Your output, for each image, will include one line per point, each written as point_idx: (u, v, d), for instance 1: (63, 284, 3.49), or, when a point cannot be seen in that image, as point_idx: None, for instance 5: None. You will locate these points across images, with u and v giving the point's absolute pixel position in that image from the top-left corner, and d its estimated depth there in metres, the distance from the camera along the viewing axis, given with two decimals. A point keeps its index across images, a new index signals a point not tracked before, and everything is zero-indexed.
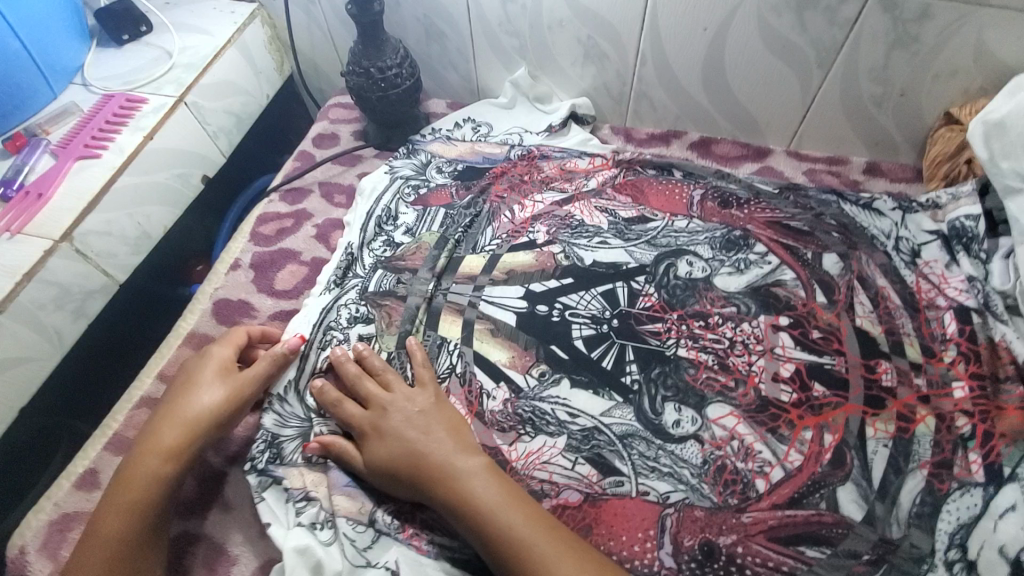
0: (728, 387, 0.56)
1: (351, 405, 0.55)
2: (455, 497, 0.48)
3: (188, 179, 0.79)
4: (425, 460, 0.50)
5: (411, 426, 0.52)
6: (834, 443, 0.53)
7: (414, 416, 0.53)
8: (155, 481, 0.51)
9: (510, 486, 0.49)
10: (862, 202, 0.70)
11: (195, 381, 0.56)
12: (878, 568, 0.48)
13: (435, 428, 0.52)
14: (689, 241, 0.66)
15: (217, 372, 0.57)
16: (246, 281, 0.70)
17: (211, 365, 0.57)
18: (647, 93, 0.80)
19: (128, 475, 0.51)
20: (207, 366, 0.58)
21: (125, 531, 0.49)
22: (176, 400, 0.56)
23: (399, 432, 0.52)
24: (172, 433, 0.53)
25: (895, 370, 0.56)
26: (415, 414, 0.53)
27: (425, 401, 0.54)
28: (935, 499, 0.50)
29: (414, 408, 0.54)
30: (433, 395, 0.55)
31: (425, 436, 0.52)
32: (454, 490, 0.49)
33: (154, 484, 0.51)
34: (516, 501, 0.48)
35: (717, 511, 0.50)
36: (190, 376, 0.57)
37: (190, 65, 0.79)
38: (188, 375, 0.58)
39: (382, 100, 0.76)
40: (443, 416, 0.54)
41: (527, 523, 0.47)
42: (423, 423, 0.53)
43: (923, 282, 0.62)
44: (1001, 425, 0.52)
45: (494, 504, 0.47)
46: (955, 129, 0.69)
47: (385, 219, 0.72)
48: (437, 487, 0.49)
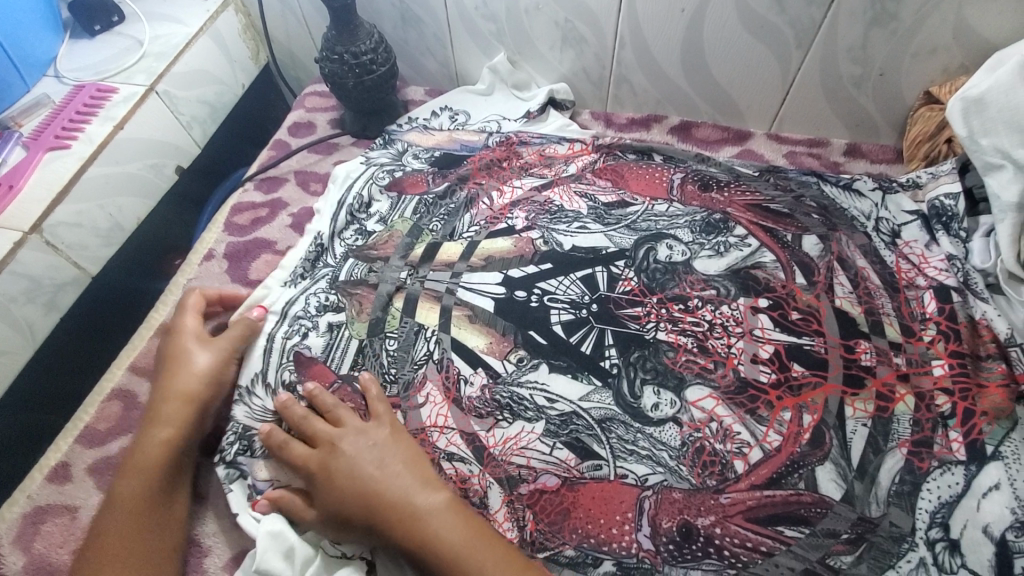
0: (707, 369, 0.55)
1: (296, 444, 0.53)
2: (413, 538, 0.48)
3: (162, 169, 0.77)
4: (380, 498, 0.49)
5: (364, 463, 0.51)
6: (813, 423, 0.52)
7: (372, 453, 0.51)
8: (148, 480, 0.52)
9: (473, 522, 0.49)
10: (843, 182, 0.69)
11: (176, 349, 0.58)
12: (857, 547, 0.48)
13: (393, 464, 0.51)
14: (669, 225, 0.66)
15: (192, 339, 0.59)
16: (220, 271, 0.69)
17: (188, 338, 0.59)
18: (627, 77, 0.79)
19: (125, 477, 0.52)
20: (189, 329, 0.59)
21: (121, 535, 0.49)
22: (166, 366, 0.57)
23: (352, 469, 0.51)
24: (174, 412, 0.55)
25: (874, 350, 0.56)
26: (370, 449, 0.51)
27: (382, 434, 0.52)
28: (915, 478, 0.50)
29: (369, 444, 0.52)
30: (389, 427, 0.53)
31: (380, 474, 0.50)
32: (411, 528, 0.48)
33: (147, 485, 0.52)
34: (479, 542, 0.47)
35: (695, 493, 0.50)
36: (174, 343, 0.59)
37: (162, 54, 0.77)
38: (168, 347, 0.59)
39: (357, 87, 0.75)
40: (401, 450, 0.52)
41: (489, 566, 0.46)
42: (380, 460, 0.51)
43: (903, 263, 0.62)
44: (983, 402, 0.52)
45: (456, 547, 0.47)
46: (935, 108, 0.68)
47: (358, 208, 0.71)
48: (395, 527, 0.48)
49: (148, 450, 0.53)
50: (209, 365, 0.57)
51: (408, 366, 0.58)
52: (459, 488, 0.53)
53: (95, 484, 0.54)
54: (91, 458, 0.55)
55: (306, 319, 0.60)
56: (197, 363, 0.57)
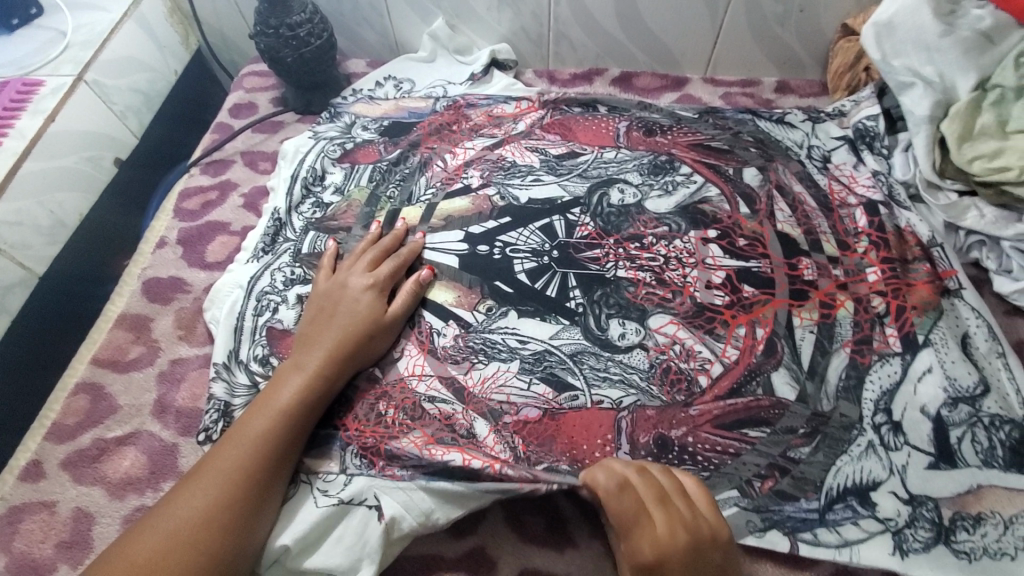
0: (667, 298, 0.58)
1: (639, 484, 0.45)
2: None
3: (101, 162, 0.75)
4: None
5: (674, 562, 0.41)
6: (766, 335, 0.56)
7: (686, 555, 0.41)
8: (229, 501, 0.44)
9: None
10: (776, 117, 0.73)
11: (363, 327, 0.54)
12: (814, 439, 0.51)
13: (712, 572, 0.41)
14: (619, 170, 0.68)
15: (372, 318, 0.55)
16: (175, 258, 0.68)
17: (347, 308, 0.56)
18: (565, 33, 0.81)
19: (192, 484, 0.45)
20: (360, 303, 0.56)
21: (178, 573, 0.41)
22: (336, 348, 0.53)
23: (658, 560, 0.41)
24: (294, 391, 0.51)
25: (815, 265, 0.60)
26: (687, 558, 0.41)
27: (705, 550, 0.42)
28: (859, 372, 0.54)
29: (700, 564, 0.41)
30: (720, 551, 0.42)
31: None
32: None
33: (228, 509, 0.44)
34: None
35: (666, 409, 0.53)
36: (358, 312, 0.55)
37: (86, 42, 0.74)
38: (311, 317, 0.56)
39: (297, 60, 0.74)
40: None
41: None
42: (684, 569, 0.41)
43: (835, 184, 0.66)
44: (913, 298, 0.57)
45: None
46: (852, 39, 0.73)
47: (312, 181, 0.70)
48: None
49: (229, 460, 0.46)
50: (334, 341, 0.53)
51: None
52: (446, 425, 0.53)
53: (71, 477, 0.53)
54: (64, 453, 0.54)
55: (275, 293, 0.60)
56: (322, 337, 0.54)
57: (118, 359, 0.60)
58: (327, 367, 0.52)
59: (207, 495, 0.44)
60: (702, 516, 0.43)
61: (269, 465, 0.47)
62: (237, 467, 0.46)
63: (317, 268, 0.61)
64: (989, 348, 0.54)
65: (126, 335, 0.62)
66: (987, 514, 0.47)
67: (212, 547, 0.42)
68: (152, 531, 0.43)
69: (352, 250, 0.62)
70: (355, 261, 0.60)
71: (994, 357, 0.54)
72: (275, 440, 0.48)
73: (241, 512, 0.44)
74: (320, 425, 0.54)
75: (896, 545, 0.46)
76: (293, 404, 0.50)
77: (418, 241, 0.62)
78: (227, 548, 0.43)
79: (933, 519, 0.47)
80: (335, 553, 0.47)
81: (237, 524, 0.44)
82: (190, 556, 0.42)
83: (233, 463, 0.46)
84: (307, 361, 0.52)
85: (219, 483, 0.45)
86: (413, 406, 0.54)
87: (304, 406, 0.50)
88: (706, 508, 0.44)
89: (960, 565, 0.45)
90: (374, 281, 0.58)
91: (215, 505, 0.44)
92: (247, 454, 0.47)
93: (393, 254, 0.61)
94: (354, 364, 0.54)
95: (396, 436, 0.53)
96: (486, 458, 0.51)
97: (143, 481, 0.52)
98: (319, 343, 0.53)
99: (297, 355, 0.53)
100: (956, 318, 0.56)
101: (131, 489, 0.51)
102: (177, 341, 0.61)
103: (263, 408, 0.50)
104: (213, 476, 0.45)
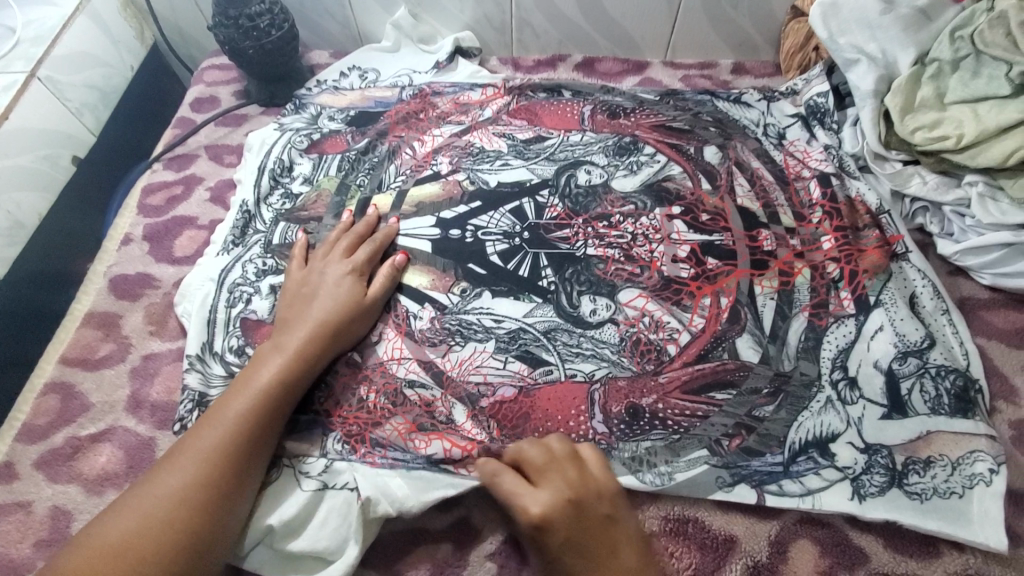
0: (635, 273, 0.61)
1: (530, 455, 0.47)
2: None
3: (57, 160, 0.73)
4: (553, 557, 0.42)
5: (556, 522, 0.43)
6: (729, 304, 0.58)
7: (571, 509, 0.43)
8: (205, 482, 0.45)
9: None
10: (733, 97, 0.76)
11: (343, 312, 0.55)
12: (777, 398, 0.53)
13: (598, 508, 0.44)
14: (585, 153, 0.70)
15: (352, 302, 0.56)
16: (142, 254, 0.67)
17: (326, 292, 0.56)
18: (527, 20, 0.82)
19: (169, 466, 0.45)
20: (338, 288, 0.56)
21: (150, 554, 0.41)
22: (314, 330, 0.53)
23: (537, 526, 0.43)
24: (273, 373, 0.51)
25: (773, 236, 0.63)
26: (571, 517, 0.43)
27: (590, 504, 0.44)
28: (817, 334, 0.57)
29: (584, 517, 0.43)
30: (607, 504, 0.44)
31: (563, 546, 0.42)
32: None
33: (204, 490, 0.44)
34: None
35: (638, 378, 0.55)
36: (335, 295, 0.56)
37: (37, 39, 0.73)
38: (287, 304, 0.56)
39: (258, 51, 0.74)
40: (597, 530, 0.43)
41: None
42: (569, 521, 0.43)
43: (790, 159, 0.69)
44: (864, 264, 0.60)
45: None
46: (802, 21, 0.76)
47: (280, 172, 0.70)
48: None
49: (205, 443, 0.46)
50: (314, 324, 0.54)
51: None
52: (425, 411, 0.54)
53: (46, 477, 0.52)
54: (37, 453, 0.53)
55: (247, 285, 0.61)
56: (301, 321, 0.54)
57: (87, 357, 0.59)
58: (304, 350, 0.52)
59: (185, 474, 0.44)
60: (589, 474, 0.45)
61: (249, 446, 0.47)
62: (215, 448, 0.46)
63: (289, 259, 0.61)
64: (934, 307, 0.58)
65: (94, 333, 0.61)
66: (936, 457, 0.50)
67: (191, 527, 0.43)
68: (128, 512, 0.43)
69: (325, 239, 0.62)
70: (329, 249, 0.60)
71: (938, 314, 0.57)
72: (253, 422, 0.48)
73: (217, 494, 0.44)
74: (300, 410, 0.54)
75: (854, 491, 0.49)
76: (271, 388, 0.50)
77: (392, 227, 0.63)
78: (207, 528, 0.43)
79: (887, 465, 0.50)
80: (321, 535, 0.48)
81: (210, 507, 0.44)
82: (165, 535, 0.42)
83: (210, 444, 0.46)
84: (285, 344, 0.53)
85: (194, 464, 0.45)
86: (393, 392, 0.55)
87: (282, 388, 0.50)
88: (596, 463, 0.46)
89: (913, 504, 0.48)
90: (352, 264, 0.58)
91: (191, 487, 0.44)
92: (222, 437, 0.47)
93: (368, 240, 0.61)
94: (334, 348, 0.54)
95: (378, 423, 0.53)
96: (464, 444, 0.52)
97: (121, 476, 0.51)
98: (296, 328, 0.54)
99: (276, 340, 0.53)
100: (904, 280, 0.59)
101: (109, 484, 0.51)
102: (147, 336, 0.60)
103: (240, 391, 0.50)
104: (190, 458, 0.45)
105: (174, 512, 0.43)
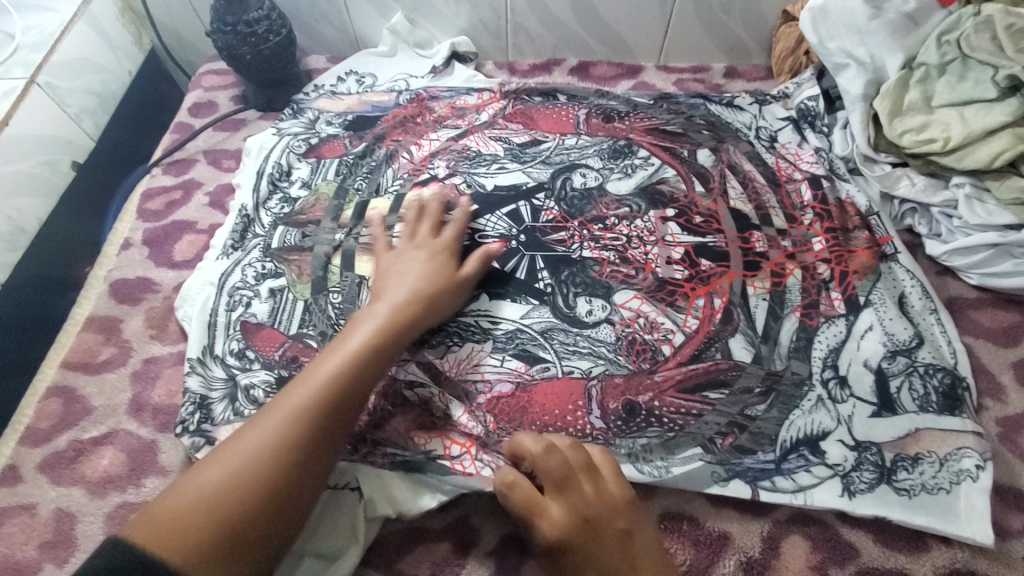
0: (630, 275, 0.62)
1: (547, 468, 0.46)
2: None
3: (57, 166, 0.73)
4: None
5: (575, 543, 0.44)
6: (722, 304, 0.59)
7: (584, 528, 0.44)
8: (284, 455, 0.43)
9: None
10: (725, 100, 0.77)
11: (434, 291, 0.55)
12: (769, 397, 0.54)
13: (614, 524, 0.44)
14: (580, 156, 0.71)
15: (444, 282, 0.56)
16: (142, 258, 0.67)
17: (416, 271, 0.56)
18: (523, 24, 0.83)
19: (259, 420, 0.44)
20: (430, 269, 0.57)
21: (221, 522, 0.39)
22: (399, 314, 0.53)
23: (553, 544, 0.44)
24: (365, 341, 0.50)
25: (765, 237, 0.64)
26: (589, 536, 0.44)
27: (604, 521, 0.44)
28: (809, 333, 0.58)
29: (599, 534, 0.44)
30: (622, 518, 0.45)
31: (583, 567, 0.43)
32: None
33: (294, 446, 0.43)
34: None
35: (633, 377, 0.56)
36: (420, 283, 0.55)
37: (36, 45, 0.73)
38: (378, 280, 0.56)
39: (256, 56, 0.74)
40: (614, 547, 0.44)
41: None
42: (583, 539, 0.44)
43: (782, 162, 0.70)
44: (854, 264, 0.61)
45: None
46: (793, 25, 0.78)
47: (278, 177, 0.71)
48: None
49: (298, 398, 0.45)
50: (407, 300, 0.54)
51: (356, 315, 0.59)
52: (424, 410, 0.55)
53: (49, 480, 0.52)
54: (40, 456, 0.54)
55: (246, 288, 0.62)
56: (393, 297, 0.54)
57: (89, 361, 0.60)
58: (394, 321, 0.52)
59: (274, 429, 0.44)
60: (605, 487, 0.46)
61: (341, 407, 0.46)
62: (305, 406, 0.45)
63: (374, 243, 0.61)
64: (923, 306, 0.59)
65: (95, 337, 0.61)
66: (924, 454, 0.51)
67: (278, 481, 0.42)
68: (211, 470, 0.41)
69: (404, 223, 0.62)
70: (413, 233, 0.61)
71: (927, 314, 0.59)
72: (344, 383, 0.47)
73: (305, 451, 0.43)
74: None
75: (844, 488, 0.50)
76: (362, 354, 0.49)
77: (466, 206, 0.64)
78: (293, 484, 0.42)
79: (876, 462, 0.51)
80: (323, 537, 0.49)
81: (283, 486, 0.42)
82: (253, 487, 0.41)
83: (301, 401, 0.45)
84: (374, 315, 0.53)
85: (287, 420, 0.44)
86: (393, 392, 0.56)
87: (373, 355, 0.50)
88: (610, 476, 0.47)
89: (901, 500, 0.49)
90: (436, 253, 0.58)
91: (282, 440, 0.43)
92: (304, 410, 0.45)
93: (449, 225, 0.62)
94: (423, 324, 0.54)
95: (378, 423, 0.54)
96: (462, 442, 0.53)
97: (123, 479, 0.52)
98: (389, 301, 0.54)
99: (368, 311, 0.53)
100: (893, 280, 0.61)
101: (112, 487, 0.52)
102: (148, 340, 0.61)
103: (332, 354, 0.49)
104: (280, 412, 0.44)
105: (263, 466, 0.42)
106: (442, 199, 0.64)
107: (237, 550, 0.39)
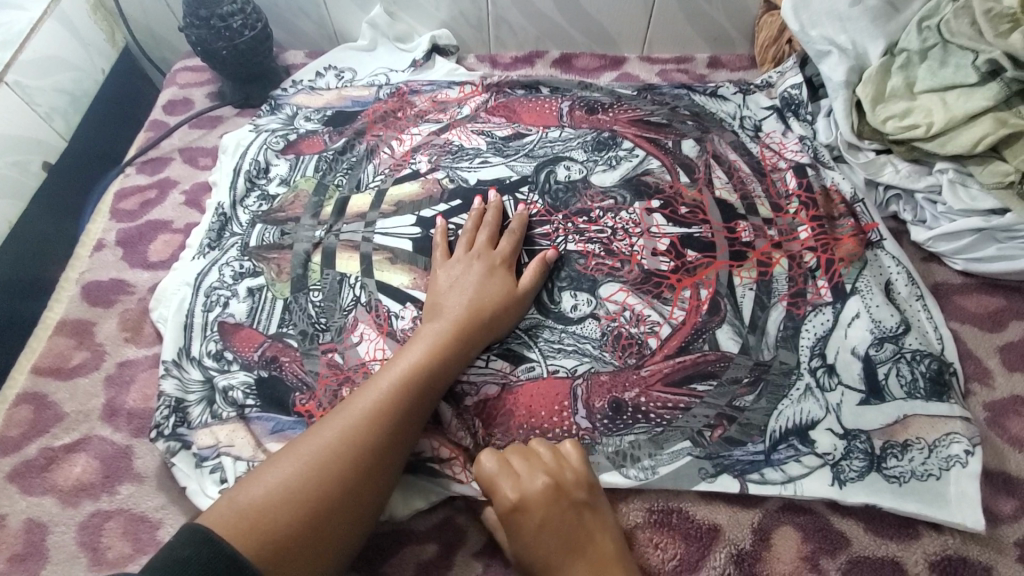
0: (616, 268, 0.61)
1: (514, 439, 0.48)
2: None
3: (27, 166, 0.72)
4: (527, 540, 0.44)
5: (532, 509, 0.44)
6: (709, 295, 0.59)
7: (547, 497, 0.44)
8: (355, 469, 0.43)
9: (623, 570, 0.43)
10: (709, 91, 0.76)
11: (495, 304, 0.55)
12: (757, 387, 0.54)
13: (578, 498, 0.45)
14: (564, 149, 0.70)
15: (504, 294, 0.56)
16: (116, 260, 0.65)
17: (476, 282, 0.56)
18: (504, 16, 0.82)
19: (321, 429, 0.45)
20: (491, 281, 0.57)
21: (292, 525, 0.40)
22: (462, 328, 0.53)
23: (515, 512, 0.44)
24: (425, 355, 0.50)
25: (751, 227, 0.63)
26: (547, 503, 0.44)
27: (568, 493, 0.45)
28: (796, 322, 0.57)
29: (561, 506, 0.44)
30: (586, 494, 0.45)
31: (538, 533, 0.43)
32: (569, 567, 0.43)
33: (358, 460, 0.44)
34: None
35: (620, 372, 0.55)
36: (481, 296, 0.55)
37: (4, 44, 0.72)
38: (436, 292, 0.56)
39: (231, 52, 0.73)
40: (574, 521, 0.44)
41: None
42: (545, 507, 0.44)
43: (766, 151, 0.70)
44: (840, 252, 0.61)
45: None
46: (775, 14, 0.77)
47: (256, 174, 0.69)
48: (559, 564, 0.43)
49: (360, 410, 0.46)
50: (465, 312, 0.54)
51: (337, 313, 0.58)
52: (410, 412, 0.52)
53: (20, 489, 0.51)
54: (10, 465, 0.52)
55: (224, 288, 0.60)
56: (451, 308, 0.54)
57: (61, 366, 0.58)
58: (455, 336, 0.52)
59: (337, 441, 0.44)
60: (572, 464, 0.47)
61: (403, 421, 0.47)
62: (367, 418, 0.45)
63: (432, 248, 0.60)
64: (909, 293, 0.59)
65: (68, 341, 0.60)
66: (914, 440, 0.51)
67: (343, 493, 0.42)
68: (288, 468, 0.43)
69: (462, 231, 0.61)
70: (469, 242, 0.60)
71: (913, 300, 0.58)
72: (406, 397, 0.47)
73: (367, 464, 0.44)
74: (282, 412, 0.53)
75: (834, 477, 0.50)
76: (424, 369, 0.49)
77: (523, 212, 0.63)
78: (356, 495, 0.43)
79: (866, 450, 0.50)
80: None
81: (351, 501, 0.43)
82: (317, 497, 0.42)
83: (362, 414, 0.46)
84: (436, 328, 0.53)
85: (350, 431, 0.45)
86: None
87: (435, 370, 0.50)
88: (578, 456, 0.47)
89: (891, 487, 0.49)
90: (496, 265, 0.58)
91: (345, 453, 0.44)
92: (377, 422, 0.45)
93: (506, 233, 0.61)
94: (485, 339, 0.54)
95: None
96: (451, 448, 0.52)
97: (97, 486, 0.51)
98: (448, 313, 0.54)
99: (430, 323, 0.53)
100: (879, 267, 0.60)
101: (85, 494, 0.50)
102: (122, 343, 0.59)
103: (392, 367, 0.49)
104: (343, 423, 0.45)
105: (328, 476, 0.42)
106: (499, 203, 0.63)
107: (307, 556, 0.40)
